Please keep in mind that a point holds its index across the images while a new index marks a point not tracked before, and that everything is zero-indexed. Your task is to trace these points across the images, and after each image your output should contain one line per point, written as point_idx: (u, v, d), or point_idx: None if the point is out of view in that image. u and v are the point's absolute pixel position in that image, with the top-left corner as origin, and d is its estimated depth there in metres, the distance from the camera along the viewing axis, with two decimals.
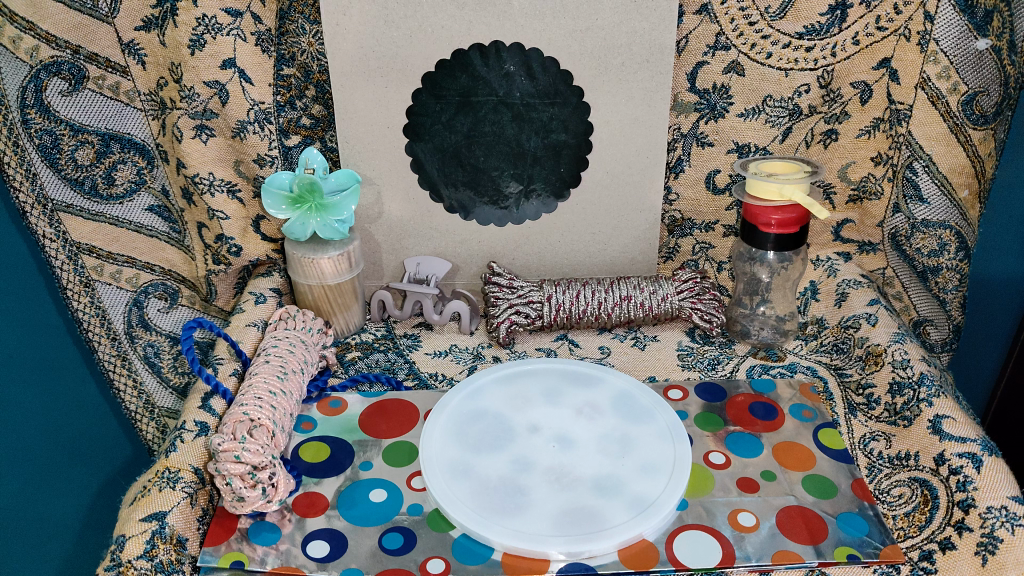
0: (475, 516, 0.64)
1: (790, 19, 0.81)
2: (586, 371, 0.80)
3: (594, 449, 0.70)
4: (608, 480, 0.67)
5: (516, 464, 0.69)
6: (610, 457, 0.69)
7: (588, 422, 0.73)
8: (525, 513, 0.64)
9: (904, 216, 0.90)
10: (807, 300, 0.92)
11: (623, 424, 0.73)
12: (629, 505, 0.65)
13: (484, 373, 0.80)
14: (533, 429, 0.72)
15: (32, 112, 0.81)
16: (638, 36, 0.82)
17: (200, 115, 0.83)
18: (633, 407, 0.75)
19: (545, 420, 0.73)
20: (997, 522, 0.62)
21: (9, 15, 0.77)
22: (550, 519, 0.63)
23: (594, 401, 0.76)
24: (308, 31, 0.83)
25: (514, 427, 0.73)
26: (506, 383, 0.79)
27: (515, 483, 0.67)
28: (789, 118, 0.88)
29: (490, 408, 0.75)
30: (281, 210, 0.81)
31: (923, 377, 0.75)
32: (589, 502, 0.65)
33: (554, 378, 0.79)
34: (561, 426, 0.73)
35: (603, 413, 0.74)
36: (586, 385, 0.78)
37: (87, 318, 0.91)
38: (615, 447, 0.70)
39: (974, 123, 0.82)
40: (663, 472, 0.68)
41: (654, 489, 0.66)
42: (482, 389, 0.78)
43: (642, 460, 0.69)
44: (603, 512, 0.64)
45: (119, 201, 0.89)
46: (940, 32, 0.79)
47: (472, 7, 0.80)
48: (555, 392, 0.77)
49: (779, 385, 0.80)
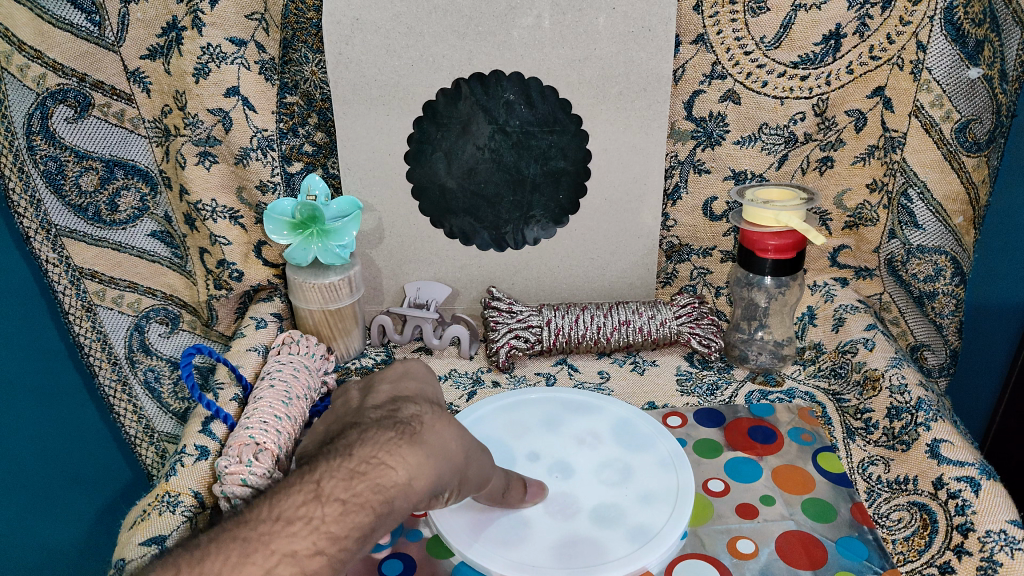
0: (476, 545, 0.64)
1: (785, 49, 0.82)
2: (586, 400, 0.81)
3: (594, 478, 0.70)
4: (609, 511, 0.67)
5: None
6: (610, 487, 0.70)
7: (588, 451, 0.73)
8: (528, 543, 0.64)
9: (900, 242, 0.91)
10: (805, 325, 0.93)
11: (624, 453, 0.74)
12: (630, 536, 0.65)
13: (484, 401, 0.80)
14: (535, 458, 0.73)
15: (38, 138, 0.82)
16: (636, 65, 0.83)
17: (202, 142, 0.85)
18: (633, 436, 0.76)
19: (544, 448, 0.74)
20: (997, 547, 0.62)
21: (17, 44, 0.77)
22: (552, 550, 0.63)
23: (594, 431, 0.76)
24: (310, 60, 0.84)
25: (515, 455, 0.73)
26: (507, 411, 0.79)
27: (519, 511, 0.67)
28: (785, 145, 0.89)
29: (491, 435, 0.76)
30: (283, 235, 0.82)
31: (921, 402, 0.75)
32: (590, 533, 0.65)
33: (555, 408, 0.79)
34: (563, 455, 0.73)
35: (603, 442, 0.75)
36: (586, 414, 0.78)
37: (88, 343, 0.92)
38: (615, 477, 0.71)
39: (968, 150, 0.82)
40: (664, 502, 0.68)
41: (654, 520, 0.66)
42: (482, 416, 0.78)
43: (642, 489, 0.69)
44: (604, 543, 0.64)
45: (121, 227, 0.89)
46: (933, 61, 0.80)
47: (472, 37, 0.81)
48: (555, 420, 0.77)
49: (779, 410, 0.81)
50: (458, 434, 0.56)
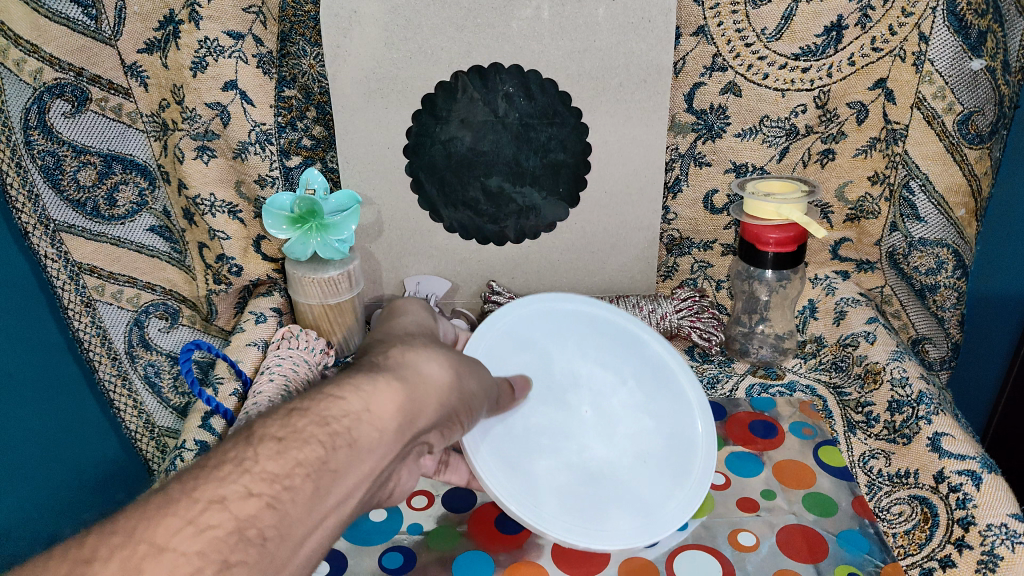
0: (492, 467, 0.62)
1: (785, 41, 0.82)
2: (631, 333, 0.76)
3: (625, 432, 0.68)
4: (625, 468, 0.66)
5: (547, 424, 0.67)
6: (636, 446, 0.68)
7: (629, 400, 0.70)
8: (532, 482, 0.63)
9: (901, 234, 0.90)
10: (806, 319, 0.93)
11: (658, 405, 0.71)
12: (636, 511, 0.63)
13: (525, 306, 0.74)
14: (568, 384, 0.70)
15: (35, 133, 0.81)
16: (636, 56, 0.83)
17: (202, 136, 0.84)
18: (671, 389, 0.72)
19: (588, 383, 0.70)
20: (997, 540, 0.61)
21: (14, 38, 0.77)
22: (556, 496, 0.63)
23: (634, 371, 0.73)
24: (308, 53, 0.84)
25: (560, 378, 0.70)
26: (566, 322, 0.74)
27: (534, 442, 0.66)
28: (787, 138, 0.88)
29: (544, 346, 0.72)
30: (281, 229, 0.81)
31: (922, 396, 0.75)
32: (599, 494, 0.64)
33: (596, 332, 0.74)
34: (602, 398, 0.70)
35: (639, 387, 0.72)
36: (642, 358, 0.74)
37: (87, 338, 0.91)
38: (646, 437, 0.68)
39: (971, 142, 0.82)
40: (681, 484, 0.66)
41: (664, 500, 0.65)
42: (541, 318, 0.74)
43: (665, 463, 0.67)
44: (609, 510, 0.63)
45: (120, 221, 0.89)
46: (935, 53, 0.79)
47: (472, 30, 0.81)
48: (610, 353, 0.73)
49: (779, 404, 0.82)
50: (434, 362, 0.53)
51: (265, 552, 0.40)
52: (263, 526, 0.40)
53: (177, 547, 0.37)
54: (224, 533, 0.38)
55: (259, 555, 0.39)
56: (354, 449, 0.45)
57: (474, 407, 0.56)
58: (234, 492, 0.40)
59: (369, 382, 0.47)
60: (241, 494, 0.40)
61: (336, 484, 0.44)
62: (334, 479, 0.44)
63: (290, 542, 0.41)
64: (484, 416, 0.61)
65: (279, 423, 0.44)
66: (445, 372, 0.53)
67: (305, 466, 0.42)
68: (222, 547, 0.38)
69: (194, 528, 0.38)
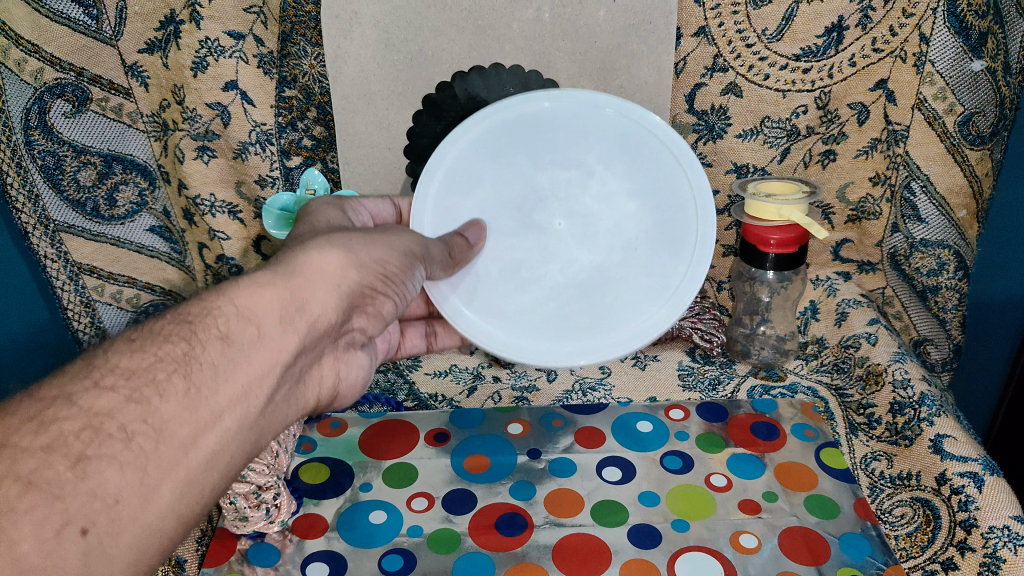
0: (479, 316, 0.63)
1: (786, 41, 0.82)
2: (591, 114, 0.62)
3: (609, 240, 0.63)
4: (616, 268, 0.63)
5: (520, 255, 0.64)
6: (623, 252, 0.63)
7: (604, 202, 0.63)
8: (523, 319, 0.64)
9: (902, 236, 0.90)
10: (807, 320, 0.93)
11: (636, 187, 0.63)
12: (633, 308, 0.63)
13: (459, 136, 0.63)
14: (535, 201, 0.63)
15: (35, 133, 0.79)
16: (637, 57, 0.83)
17: (202, 136, 0.85)
18: (646, 149, 0.63)
19: (558, 195, 0.63)
20: (1000, 543, 0.61)
21: (15, 38, 0.76)
22: (551, 330, 0.63)
23: (604, 158, 0.62)
24: (308, 53, 0.83)
25: (525, 197, 0.63)
26: (520, 136, 0.62)
27: (513, 279, 0.64)
28: (788, 138, 0.88)
29: (496, 170, 0.63)
30: (279, 228, 0.88)
31: (924, 398, 0.74)
32: (592, 312, 0.63)
33: (550, 135, 0.62)
34: (575, 201, 0.63)
35: (611, 173, 0.63)
36: (616, 143, 0.62)
37: (86, 337, 0.90)
38: (632, 243, 0.63)
39: (971, 143, 0.82)
40: (675, 274, 0.63)
41: (662, 307, 0.63)
42: (485, 140, 0.63)
43: (654, 267, 0.63)
44: (606, 320, 0.63)
45: (120, 222, 0.88)
46: (935, 54, 0.79)
47: (472, 31, 0.81)
48: (576, 150, 0.62)
49: (781, 405, 0.81)
50: (325, 252, 0.52)
51: (135, 448, 0.40)
52: (124, 419, 0.40)
53: (18, 442, 0.37)
54: (72, 427, 0.39)
55: (124, 448, 0.40)
56: (231, 344, 0.46)
57: (396, 283, 0.56)
58: (84, 390, 0.41)
59: (245, 285, 0.48)
60: (91, 391, 0.41)
61: (222, 381, 0.45)
62: (214, 374, 0.45)
63: (167, 441, 0.41)
64: (440, 271, 0.60)
65: (138, 331, 0.45)
66: (335, 251, 0.53)
67: (170, 362, 0.43)
68: (71, 441, 0.38)
69: (39, 424, 0.38)
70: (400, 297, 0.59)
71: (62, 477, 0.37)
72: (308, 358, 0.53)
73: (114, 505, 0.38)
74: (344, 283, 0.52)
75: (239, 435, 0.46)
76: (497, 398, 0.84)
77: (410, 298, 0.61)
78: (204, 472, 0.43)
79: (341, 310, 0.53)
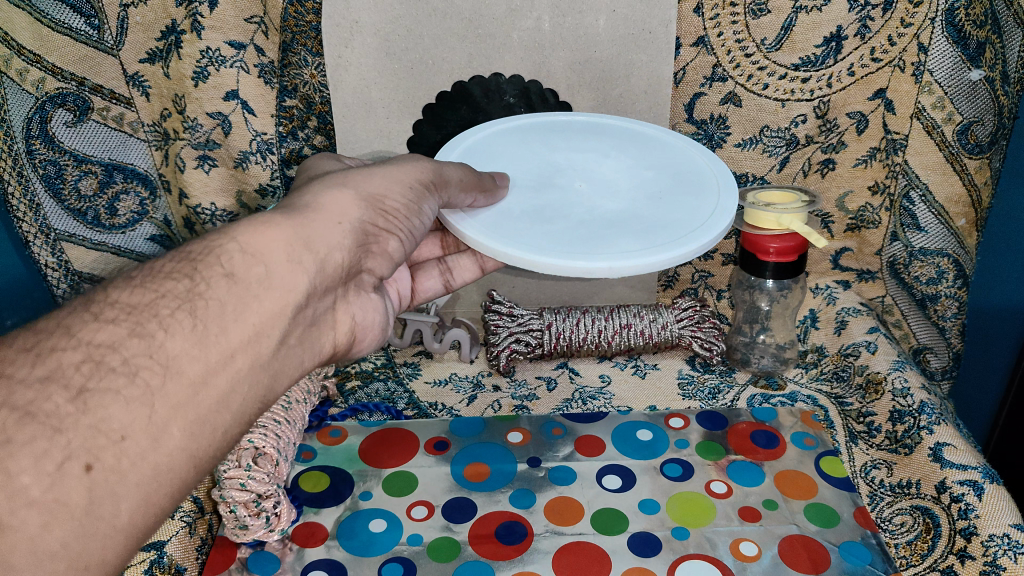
0: (500, 233, 0.62)
1: (785, 51, 0.82)
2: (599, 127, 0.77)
3: (626, 187, 0.67)
4: (636, 206, 0.65)
5: (542, 198, 0.66)
6: (641, 194, 0.66)
7: (620, 168, 0.70)
8: (546, 236, 0.61)
9: (902, 244, 0.90)
10: (807, 328, 0.93)
11: (649, 162, 0.71)
12: (660, 226, 0.62)
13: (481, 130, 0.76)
14: (555, 169, 0.69)
15: (37, 142, 0.79)
16: (637, 68, 0.84)
17: (202, 145, 0.86)
18: (655, 144, 0.73)
19: (575, 164, 0.70)
20: (1000, 551, 0.61)
21: (16, 48, 0.76)
22: (577, 242, 0.60)
23: (615, 147, 0.73)
24: (309, 63, 0.84)
25: (544, 166, 0.70)
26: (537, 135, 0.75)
27: (535, 215, 0.64)
28: (787, 147, 0.89)
29: (517, 150, 0.72)
30: None
31: (923, 406, 0.75)
32: (618, 229, 0.62)
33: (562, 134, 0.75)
34: (592, 167, 0.70)
35: (623, 155, 0.72)
36: (623, 140, 0.74)
37: None
38: (649, 189, 0.67)
39: (970, 152, 0.82)
40: (697, 207, 0.65)
41: (688, 224, 0.62)
42: (506, 136, 0.75)
43: (675, 201, 0.65)
44: (632, 233, 0.62)
45: (120, 230, 0.87)
46: (934, 62, 0.79)
47: (472, 40, 0.82)
48: (588, 142, 0.73)
49: (781, 414, 0.80)
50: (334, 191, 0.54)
51: (141, 383, 0.38)
52: (128, 353, 0.39)
53: (13, 373, 0.35)
54: (73, 359, 0.37)
55: (129, 382, 0.38)
56: (236, 282, 0.45)
57: (401, 218, 0.56)
58: (83, 323, 0.39)
59: (246, 226, 0.47)
60: (91, 324, 0.39)
61: (231, 321, 0.43)
62: (222, 313, 0.43)
63: (175, 377, 0.40)
64: (461, 195, 0.62)
65: (139, 270, 0.44)
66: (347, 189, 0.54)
67: (173, 299, 0.42)
68: (71, 372, 0.37)
69: (37, 355, 0.37)
70: (407, 235, 0.58)
71: (63, 410, 0.35)
72: (321, 302, 0.51)
73: (121, 442, 0.37)
74: (348, 218, 0.53)
75: (252, 375, 0.44)
76: (497, 406, 0.84)
77: (417, 236, 0.60)
78: (216, 412, 0.42)
79: (350, 247, 0.53)
